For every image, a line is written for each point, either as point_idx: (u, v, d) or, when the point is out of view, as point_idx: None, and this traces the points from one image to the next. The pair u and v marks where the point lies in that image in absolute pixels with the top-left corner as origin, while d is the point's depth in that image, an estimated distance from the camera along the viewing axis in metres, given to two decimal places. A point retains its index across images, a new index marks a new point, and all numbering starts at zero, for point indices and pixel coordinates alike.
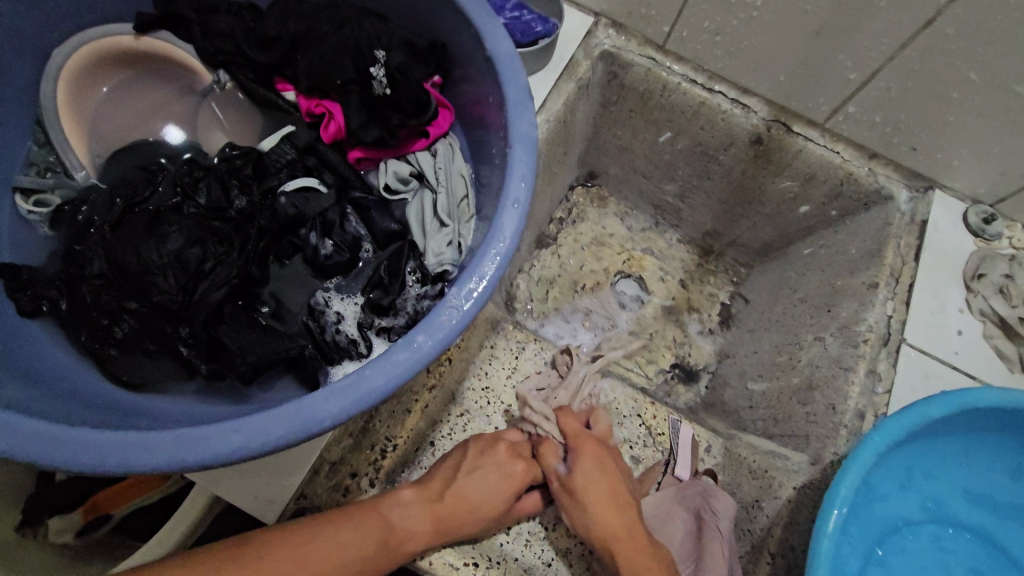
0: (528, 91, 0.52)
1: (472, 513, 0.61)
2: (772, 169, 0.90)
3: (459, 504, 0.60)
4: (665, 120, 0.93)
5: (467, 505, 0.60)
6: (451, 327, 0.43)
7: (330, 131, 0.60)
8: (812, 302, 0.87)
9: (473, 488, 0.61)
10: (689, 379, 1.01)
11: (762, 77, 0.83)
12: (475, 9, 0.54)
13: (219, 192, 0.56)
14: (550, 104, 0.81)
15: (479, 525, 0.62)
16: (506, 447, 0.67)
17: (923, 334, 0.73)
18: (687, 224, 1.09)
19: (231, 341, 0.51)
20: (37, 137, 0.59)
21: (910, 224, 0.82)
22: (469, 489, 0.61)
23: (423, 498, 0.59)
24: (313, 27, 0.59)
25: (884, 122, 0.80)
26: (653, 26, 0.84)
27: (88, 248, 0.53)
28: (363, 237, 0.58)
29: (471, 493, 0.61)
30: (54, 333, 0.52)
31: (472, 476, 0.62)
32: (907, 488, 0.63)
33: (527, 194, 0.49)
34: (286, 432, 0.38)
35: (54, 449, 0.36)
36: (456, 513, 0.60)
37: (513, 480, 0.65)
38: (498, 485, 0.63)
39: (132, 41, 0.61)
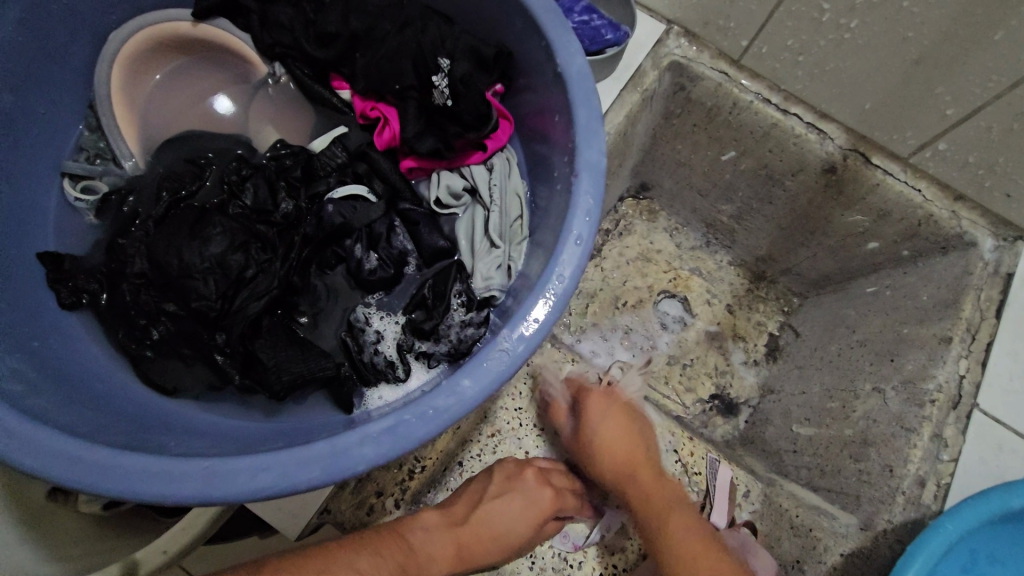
0: (600, 116, 0.48)
1: (495, 539, 0.57)
2: (842, 201, 0.84)
3: (483, 531, 0.57)
4: (730, 139, 0.87)
5: (490, 532, 0.57)
6: (498, 374, 0.41)
7: (384, 138, 0.56)
8: (872, 347, 0.81)
9: (498, 513, 0.58)
10: (728, 411, 0.96)
11: (844, 102, 0.77)
12: (550, 20, 0.50)
13: (266, 194, 0.54)
14: (612, 115, 0.77)
15: (499, 555, 0.58)
16: (534, 473, 0.64)
17: (998, 401, 0.68)
18: (740, 247, 1.03)
19: (267, 357, 0.49)
20: (89, 122, 0.58)
21: (993, 275, 0.75)
22: (495, 515, 0.58)
23: (446, 523, 0.56)
24: (375, 25, 0.55)
25: (978, 163, 0.73)
26: (729, 39, 0.79)
27: (130, 243, 0.51)
28: (410, 252, 0.55)
29: (497, 519, 0.58)
30: (93, 327, 0.52)
31: (501, 499, 0.59)
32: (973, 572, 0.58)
33: (591, 230, 0.45)
34: (318, 475, 0.37)
35: (86, 472, 0.36)
36: (479, 542, 0.56)
37: (540, 508, 0.61)
38: (524, 513, 0.60)
39: (188, 26, 0.58)
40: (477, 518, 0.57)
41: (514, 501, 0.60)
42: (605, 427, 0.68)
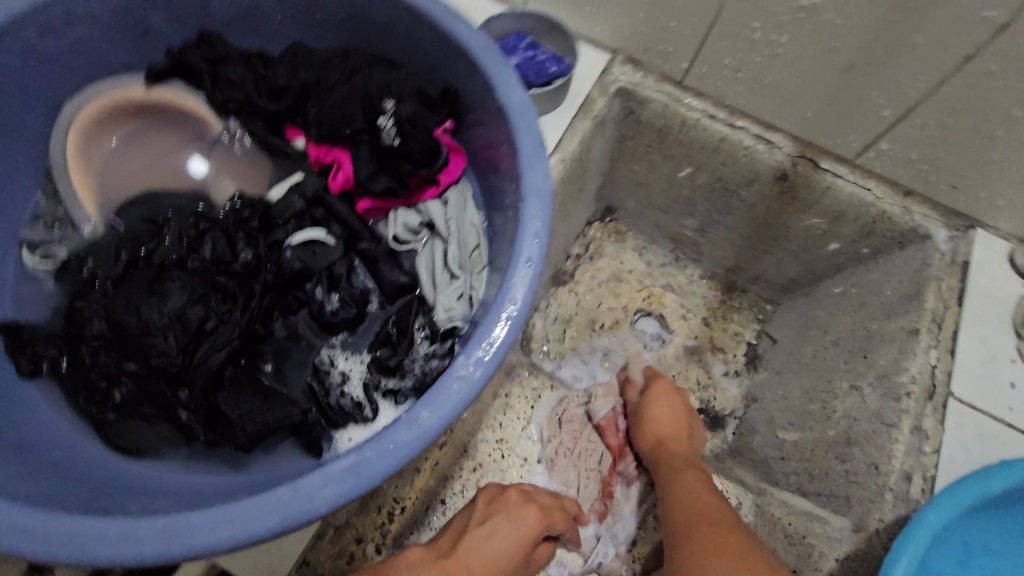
0: (543, 142, 0.50)
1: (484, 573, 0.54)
2: (798, 206, 0.86)
3: (471, 564, 0.54)
4: (684, 156, 0.90)
5: (479, 560, 0.55)
6: (458, 399, 0.40)
7: (339, 181, 0.58)
8: (845, 346, 0.82)
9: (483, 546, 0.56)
10: (715, 425, 0.96)
11: (787, 112, 0.80)
12: (487, 57, 0.53)
13: (225, 247, 0.55)
14: (566, 142, 0.79)
15: None
16: (519, 492, 0.63)
17: (971, 387, 0.68)
18: (708, 259, 1.05)
19: (230, 408, 0.48)
20: (45, 188, 0.59)
21: (951, 265, 0.77)
22: (482, 542, 0.56)
23: (431, 559, 0.54)
24: (324, 77, 0.58)
25: (920, 159, 0.76)
26: (670, 62, 0.82)
27: (89, 306, 0.51)
28: (372, 290, 0.56)
29: (486, 549, 0.56)
30: (53, 394, 0.51)
31: (489, 525, 0.58)
32: (964, 565, 0.57)
33: (541, 251, 0.46)
34: (282, 520, 0.36)
35: (41, 541, 0.35)
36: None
37: (529, 527, 0.59)
38: (512, 535, 0.58)
39: (143, 90, 0.60)
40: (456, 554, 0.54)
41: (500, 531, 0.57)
42: (694, 490, 0.70)
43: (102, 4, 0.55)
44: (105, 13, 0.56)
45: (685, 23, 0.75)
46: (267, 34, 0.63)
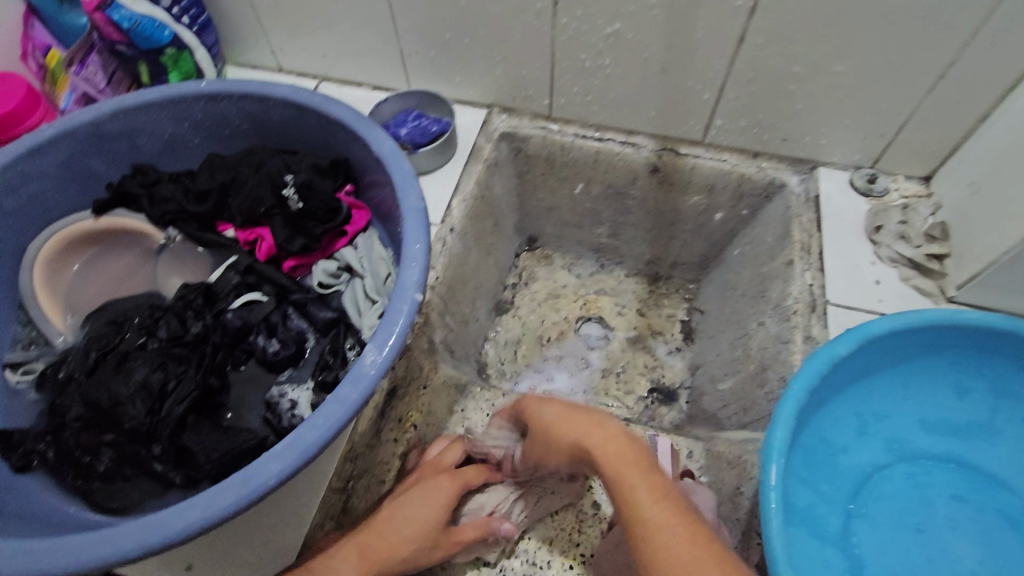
0: (412, 174, 0.63)
1: (398, 532, 0.62)
2: (677, 189, 1.00)
3: (384, 531, 0.61)
4: (574, 174, 1.04)
5: (392, 528, 0.61)
6: (372, 375, 0.49)
7: (264, 250, 0.70)
8: (749, 294, 0.93)
9: (403, 521, 0.62)
10: (670, 399, 1.04)
11: (638, 117, 0.95)
12: (359, 125, 0.67)
13: (178, 325, 0.65)
14: (463, 185, 0.92)
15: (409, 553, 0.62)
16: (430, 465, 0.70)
17: (844, 292, 0.79)
18: (629, 259, 1.17)
19: (195, 444, 0.57)
20: (21, 319, 0.68)
21: (806, 201, 0.90)
22: (405, 506, 0.64)
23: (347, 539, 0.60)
24: (237, 174, 0.71)
25: (750, 125, 0.90)
26: (535, 102, 0.98)
27: (68, 397, 0.60)
28: (306, 329, 0.65)
29: (397, 511, 0.63)
30: (45, 481, 0.58)
31: (401, 497, 0.64)
32: (866, 434, 0.64)
33: (423, 252, 0.57)
34: (235, 500, 0.44)
35: (33, 558, 0.42)
36: (384, 540, 0.60)
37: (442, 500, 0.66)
38: (419, 499, 0.64)
39: (92, 222, 0.71)
40: (382, 524, 0.61)
41: (422, 500, 0.65)
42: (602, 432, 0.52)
43: (50, 161, 0.68)
44: (53, 169, 0.68)
45: (533, 68, 0.92)
46: (189, 156, 0.77)
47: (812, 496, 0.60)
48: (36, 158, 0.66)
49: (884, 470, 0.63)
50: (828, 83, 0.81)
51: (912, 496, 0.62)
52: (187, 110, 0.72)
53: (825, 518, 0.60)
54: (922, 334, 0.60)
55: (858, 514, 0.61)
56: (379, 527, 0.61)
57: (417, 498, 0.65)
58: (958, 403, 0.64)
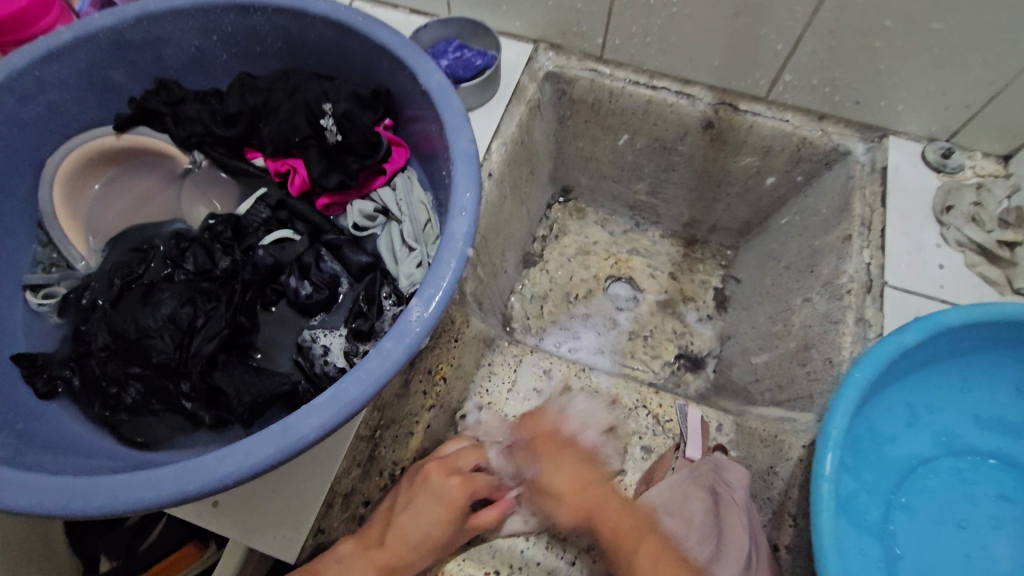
0: (462, 112, 0.58)
1: (412, 547, 0.57)
2: (730, 149, 0.93)
3: (399, 546, 0.57)
4: (620, 124, 0.97)
5: (408, 543, 0.57)
6: (418, 331, 0.46)
7: (296, 184, 0.66)
8: (795, 267, 0.89)
9: (414, 523, 0.58)
10: (696, 366, 1.02)
11: (699, 66, 0.87)
12: (406, 52, 0.61)
13: (205, 258, 0.62)
14: (504, 128, 0.86)
15: (425, 556, 0.59)
16: (437, 465, 0.63)
17: (903, 274, 0.74)
18: (666, 219, 1.12)
19: (227, 385, 0.55)
20: (41, 239, 0.64)
21: (871, 173, 0.83)
22: (411, 520, 0.58)
23: (360, 551, 0.55)
24: (269, 98, 0.66)
25: (822, 83, 0.82)
26: (587, 40, 0.90)
27: (93, 325, 0.57)
28: (339, 273, 0.63)
29: (412, 527, 0.57)
30: (71, 409, 0.56)
31: (409, 508, 0.58)
32: (914, 425, 0.62)
33: (473, 201, 0.53)
34: (273, 452, 0.42)
35: (66, 497, 0.41)
36: (399, 556, 0.57)
37: (449, 503, 0.60)
38: (435, 513, 0.59)
39: (114, 138, 0.67)
40: (393, 531, 0.57)
41: (428, 507, 0.59)
42: None
43: (69, 68, 0.62)
44: (72, 77, 0.63)
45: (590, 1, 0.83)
46: (217, 74, 0.71)
47: (853, 484, 0.59)
48: (54, 64, 0.60)
49: (929, 463, 0.62)
50: (922, 41, 0.72)
51: (955, 492, 0.61)
52: (216, 21, 0.65)
53: (865, 506, 0.59)
54: (994, 329, 0.57)
55: (898, 505, 0.60)
56: (395, 529, 0.57)
57: (422, 502, 0.59)
58: (1014, 400, 0.61)
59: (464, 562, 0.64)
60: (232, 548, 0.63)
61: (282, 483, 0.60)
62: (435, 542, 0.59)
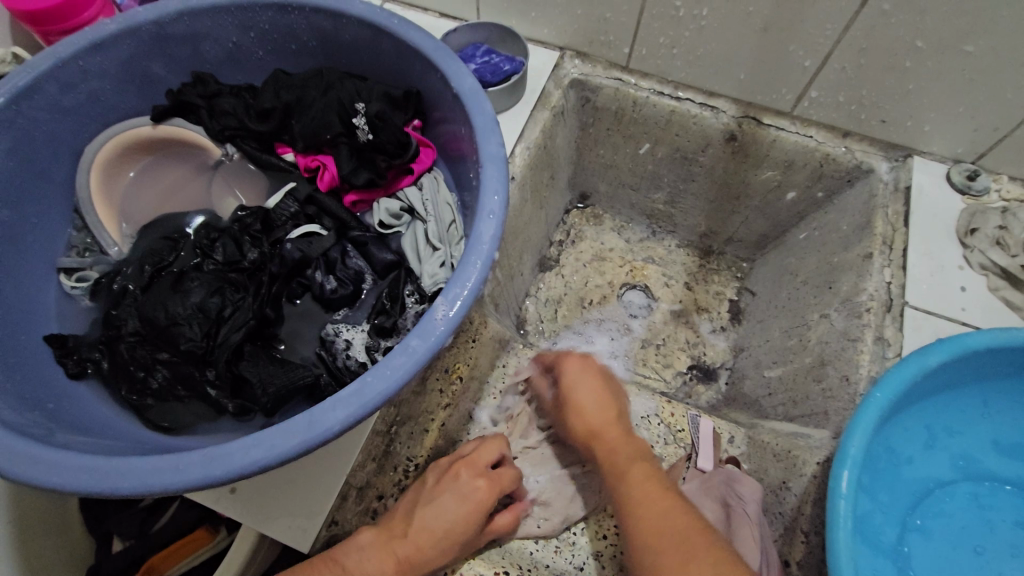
0: (493, 117, 0.58)
1: (434, 545, 0.56)
2: (751, 162, 0.94)
3: (421, 540, 0.56)
4: (642, 133, 0.98)
5: (429, 538, 0.56)
6: (442, 330, 0.47)
7: (326, 180, 0.67)
8: (813, 283, 0.89)
9: (438, 517, 0.57)
10: (708, 377, 1.02)
11: (724, 79, 0.88)
12: (439, 56, 0.62)
13: (234, 249, 0.63)
14: (528, 133, 0.86)
15: (446, 555, 0.58)
16: (466, 466, 0.63)
17: (924, 295, 0.74)
18: (683, 229, 1.12)
19: (252, 375, 0.56)
20: (76, 224, 0.66)
21: (894, 192, 0.83)
22: (435, 517, 0.57)
23: (381, 543, 0.55)
24: (303, 95, 0.67)
25: (848, 101, 0.83)
26: (614, 50, 0.91)
27: (123, 311, 0.59)
28: (364, 270, 0.64)
29: (436, 522, 0.57)
30: (98, 391, 0.58)
31: (434, 504, 0.58)
32: (932, 448, 0.62)
33: (501, 205, 0.54)
34: (299, 441, 0.42)
35: (97, 477, 0.42)
36: (419, 552, 0.55)
37: (475, 502, 0.60)
38: (459, 511, 0.58)
39: (149, 129, 0.68)
40: (416, 526, 0.56)
41: (453, 505, 0.58)
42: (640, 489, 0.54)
43: (111, 59, 0.64)
44: (113, 68, 0.65)
45: (619, 12, 0.84)
46: (252, 69, 0.73)
47: (869, 504, 0.59)
48: (97, 55, 0.62)
49: (947, 487, 0.61)
50: (952, 63, 0.72)
51: (972, 517, 0.60)
52: (255, 18, 0.67)
53: (880, 527, 0.59)
54: (1016, 355, 0.57)
55: (914, 527, 0.60)
56: (419, 523, 0.57)
57: (448, 500, 0.59)
58: None
59: (475, 561, 0.62)
60: (246, 534, 0.65)
61: (301, 473, 0.61)
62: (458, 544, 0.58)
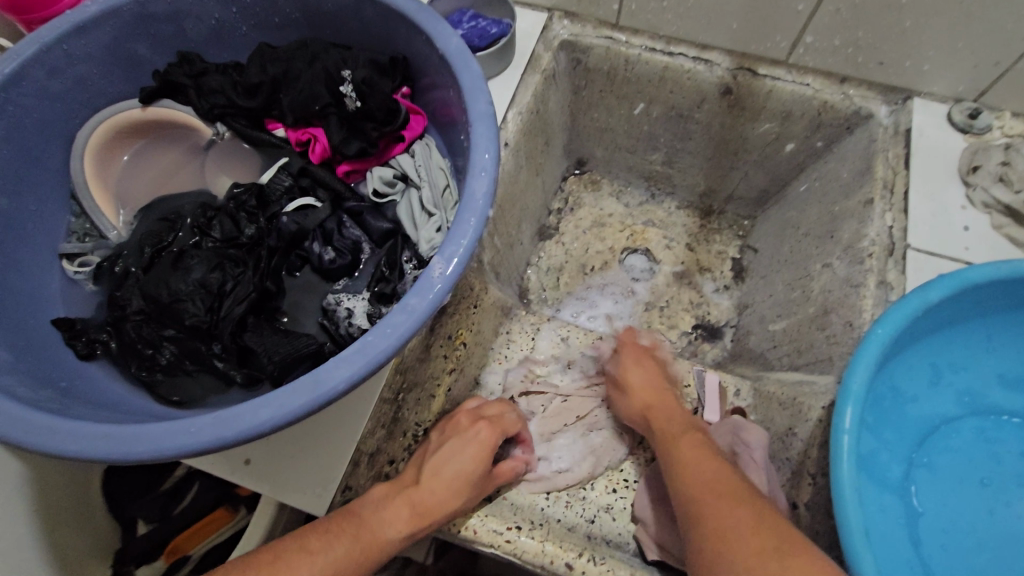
0: (481, 75, 0.58)
1: (448, 488, 0.59)
2: (748, 115, 0.92)
3: (434, 484, 0.59)
4: (635, 93, 0.97)
5: (443, 482, 0.59)
6: (440, 287, 0.47)
7: (318, 152, 0.67)
8: (814, 234, 0.88)
9: (446, 459, 0.61)
10: (713, 336, 1.02)
11: (716, 29, 0.86)
12: (422, 16, 0.61)
13: (231, 226, 0.63)
14: (520, 97, 0.85)
15: (461, 498, 0.60)
16: (466, 415, 0.67)
17: (926, 236, 0.73)
18: (682, 189, 1.11)
19: (258, 346, 0.57)
20: (74, 210, 0.67)
21: (894, 136, 0.82)
22: (444, 462, 0.60)
23: (395, 494, 0.58)
24: (289, 68, 0.66)
25: (845, 44, 0.81)
26: (602, 7, 0.89)
27: (127, 291, 0.59)
28: (362, 239, 0.64)
29: (446, 467, 0.60)
30: (109, 370, 0.59)
31: (443, 450, 0.61)
32: (937, 385, 0.62)
33: (492, 162, 0.53)
34: (305, 401, 0.43)
35: (111, 445, 0.43)
36: (434, 497, 0.58)
37: (481, 443, 0.64)
38: (467, 453, 0.62)
39: (140, 112, 0.68)
40: (428, 474, 0.59)
41: (462, 450, 0.62)
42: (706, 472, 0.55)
43: (95, 41, 0.63)
44: (97, 50, 0.64)
45: None
46: (236, 45, 0.72)
47: (875, 443, 0.59)
48: (81, 37, 0.62)
49: (954, 423, 0.61)
50: None
51: (979, 452, 0.61)
52: None
53: (886, 465, 0.59)
54: (1018, 286, 0.56)
55: (921, 463, 0.60)
56: (434, 469, 0.60)
57: (458, 446, 0.62)
58: None
59: (488, 518, 0.62)
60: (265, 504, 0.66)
61: (312, 442, 0.62)
62: (472, 489, 0.61)
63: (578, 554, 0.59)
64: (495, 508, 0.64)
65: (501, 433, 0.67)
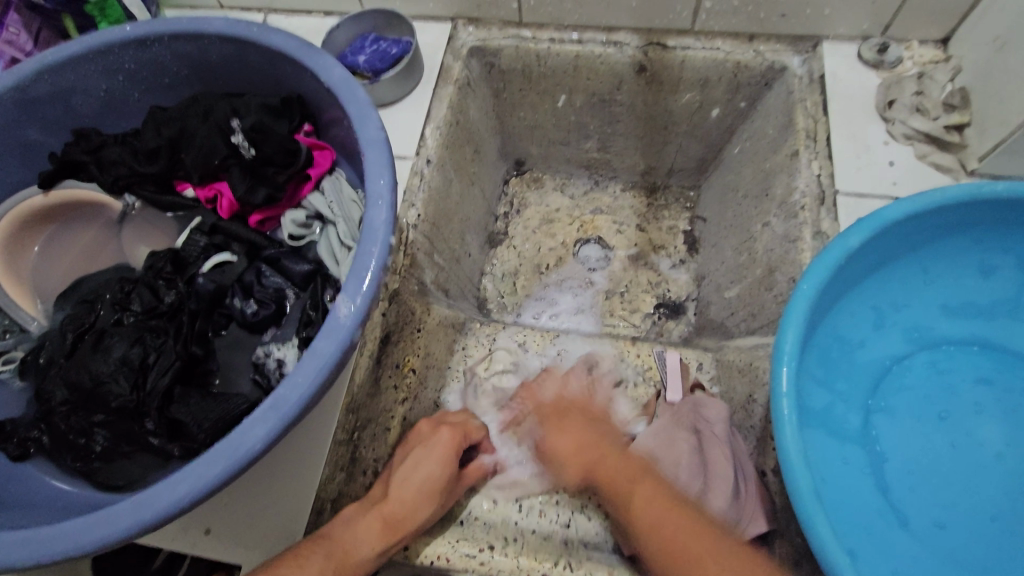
0: (368, 101, 0.57)
1: (419, 497, 0.58)
2: (667, 88, 0.91)
3: (403, 495, 0.57)
4: (554, 86, 0.96)
5: (412, 491, 0.58)
6: (347, 325, 0.46)
7: (224, 207, 0.66)
8: (751, 194, 0.87)
9: (411, 468, 0.59)
10: (676, 312, 1.01)
11: (617, 9, 0.86)
12: (301, 52, 0.60)
13: (150, 296, 0.61)
14: (435, 112, 0.85)
15: (432, 506, 0.59)
16: (428, 422, 0.66)
17: (853, 179, 0.73)
18: (622, 171, 1.11)
19: (188, 416, 0.55)
20: None
21: (810, 84, 0.81)
22: (411, 472, 0.59)
23: (365, 510, 0.56)
24: (184, 127, 0.65)
25: (744, 3, 0.81)
26: (503, 7, 0.89)
27: (50, 382, 0.57)
28: (284, 285, 0.63)
29: (413, 475, 0.59)
30: (47, 466, 0.57)
31: (408, 460, 0.60)
32: (882, 326, 0.61)
33: (388, 187, 0.52)
34: (222, 468, 0.42)
35: (33, 548, 0.42)
36: (405, 506, 0.57)
37: (445, 447, 0.63)
38: (433, 459, 0.61)
39: (42, 197, 0.67)
40: (395, 484, 0.58)
41: (427, 456, 0.61)
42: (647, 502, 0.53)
43: None
44: None
45: None
46: (132, 112, 0.71)
47: (829, 396, 0.58)
48: None
49: (904, 361, 0.61)
50: None
51: (933, 385, 0.60)
52: (117, 60, 0.65)
53: (843, 416, 0.59)
54: (941, 216, 0.55)
55: (879, 408, 0.59)
56: (400, 477, 0.59)
57: (422, 453, 0.61)
58: (983, 283, 0.60)
59: (458, 542, 0.61)
60: None
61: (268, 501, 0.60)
62: (440, 493, 0.60)
63: (553, 563, 0.59)
64: (467, 532, 0.63)
65: (463, 435, 0.66)
